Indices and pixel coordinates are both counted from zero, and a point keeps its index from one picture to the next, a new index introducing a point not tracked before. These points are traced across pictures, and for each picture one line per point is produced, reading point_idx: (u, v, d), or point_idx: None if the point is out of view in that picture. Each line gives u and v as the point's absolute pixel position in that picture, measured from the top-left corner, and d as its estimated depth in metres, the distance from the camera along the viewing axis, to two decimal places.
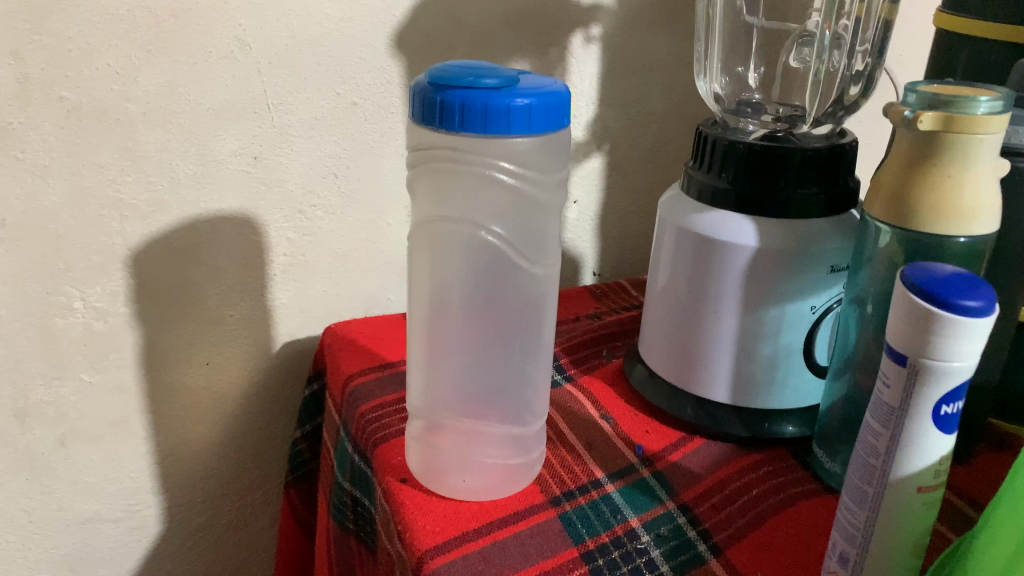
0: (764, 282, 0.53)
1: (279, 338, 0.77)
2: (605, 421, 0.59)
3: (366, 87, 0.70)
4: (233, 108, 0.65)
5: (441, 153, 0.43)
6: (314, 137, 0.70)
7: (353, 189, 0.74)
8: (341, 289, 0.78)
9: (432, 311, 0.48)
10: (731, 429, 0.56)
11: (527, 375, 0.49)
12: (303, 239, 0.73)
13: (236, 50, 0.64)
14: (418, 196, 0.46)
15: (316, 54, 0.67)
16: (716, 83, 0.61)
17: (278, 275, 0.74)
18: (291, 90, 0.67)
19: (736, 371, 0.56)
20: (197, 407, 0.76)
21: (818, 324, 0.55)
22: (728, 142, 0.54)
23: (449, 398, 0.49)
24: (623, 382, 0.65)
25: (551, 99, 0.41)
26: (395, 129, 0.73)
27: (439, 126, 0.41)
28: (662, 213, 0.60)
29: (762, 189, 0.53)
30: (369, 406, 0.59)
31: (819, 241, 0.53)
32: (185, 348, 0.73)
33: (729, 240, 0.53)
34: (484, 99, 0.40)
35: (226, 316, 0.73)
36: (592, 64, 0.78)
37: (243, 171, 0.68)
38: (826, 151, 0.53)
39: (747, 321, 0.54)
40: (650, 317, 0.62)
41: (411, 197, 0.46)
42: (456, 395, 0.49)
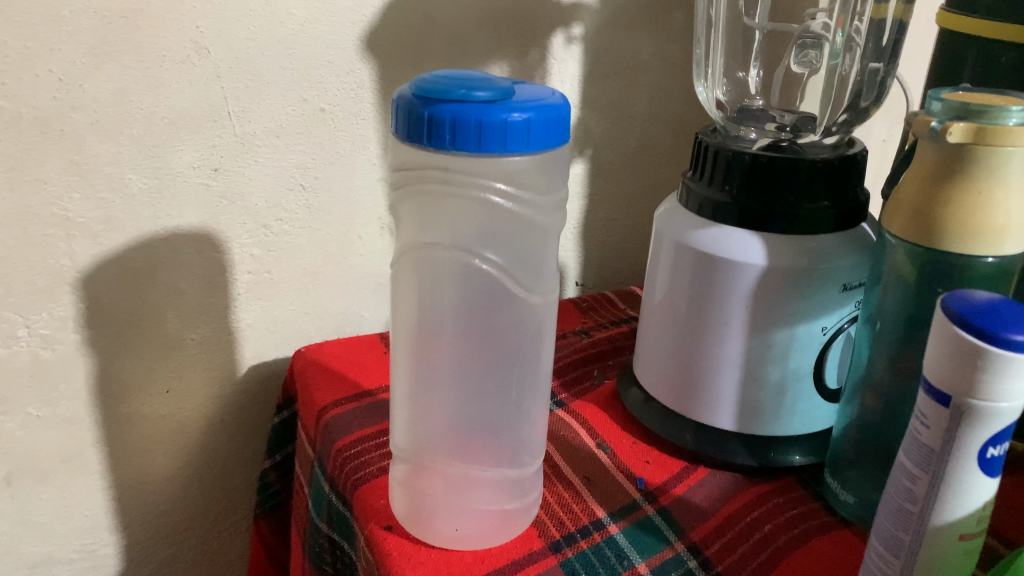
0: (773, 301, 0.49)
1: (244, 362, 0.71)
2: (602, 451, 0.55)
3: (334, 92, 0.65)
4: (191, 116, 0.60)
5: (428, 173, 0.39)
6: (279, 147, 0.65)
7: (322, 200, 0.69)
8: (311, 308, 0.73)
9: (418, 345, 0.43)
10: (738, 459, 0.53)
11: (523, 411, 0.45)
12: (269, 255, 0.68)
13: (193, 54, 0.58)
14: (402, 220, 0.41)
15: (281, 58, 0.62)
16: (717, 90, 0.58)
17: (242, 294, 0.69)
18: (254, 97, 0.62)
19: (742, 397, 0.52)
20: (158, 438, 0.70)
21: (829, 346, 0.51)
22: (732, 152, 0.50)
23: (438, 439, 0.45)
24: (617, 406, 0.61)
25: (551, 113, 0.37)
26: (367, 136, 0.68)
27: (428, 144, 0.37)
28: (658, 227, 0.56)
29: (770, 203, 0.49)
30: (347, 441, 0.55)
31: (831, 258, 0.49)
32: (142, 376, 0.67)
33: (733, 257, 0.49)
34: (477, 114, 0.36)
35: (187, 339, 0.68)
36: (574, 65, 0.74)
37: (202, 184, 0.63)
38: (837, 161, 0.49)
39: (754, 343, 0.51)
40: (646, 337, 0.58)
41: (396, 222, 0.42)
42: (446, 435, 0.45)
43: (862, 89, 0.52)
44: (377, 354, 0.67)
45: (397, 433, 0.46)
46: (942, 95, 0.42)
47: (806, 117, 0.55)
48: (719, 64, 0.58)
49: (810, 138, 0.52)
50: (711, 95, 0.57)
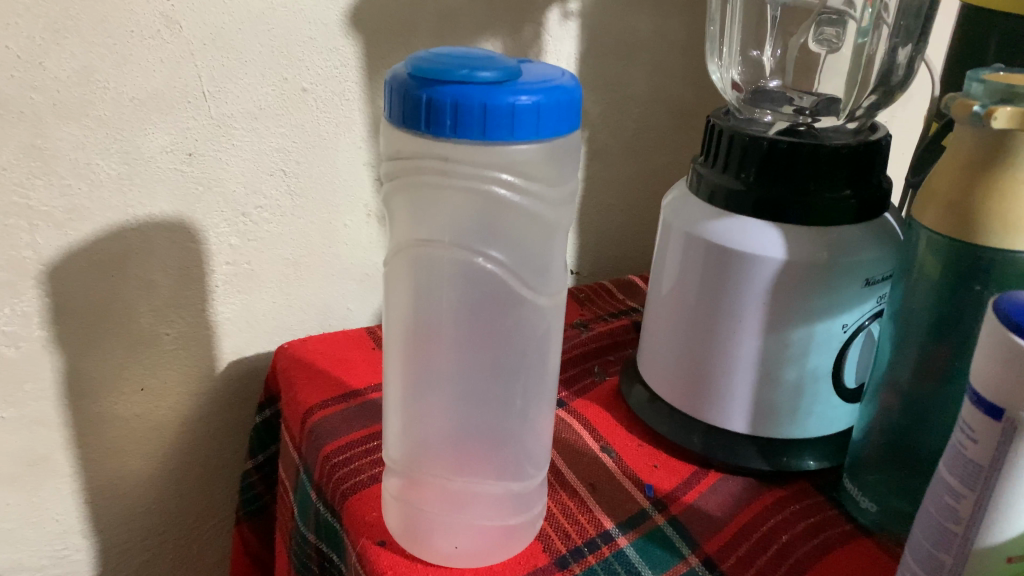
0: (793, 297, 0.46)
1: (223, 358, 0.67)
2: (606, 455, 0.52)
3: (317, 71, 0.61)
4: (163, 97, 0.56)
5: (426, 163, 0.35)
6: (258, 130, 0.60)
7: (304, 186, 0.64)
8: (293, 300, 0.69)
9: (415, 349, 0.40)
10: (752, 464, 0.50)
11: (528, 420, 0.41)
12: (248, 245, 0.64)
13: (163, 29, 0.54)
14: (397, 216, 0.38)
15: (259, 34, 0.57)
16: (733, 69, 0.55)
17: (220, 286, 0.64)
18: (231, 76, 0.57)
19: (756, 398, 0.49)
20: (132, 439, 0.66)
21: (849, 344, 0.48)
22: (750, 138, 0.46)
23: (436, 451, 0.41)
24: (621, 406, 0.58)
25: (562, 96, 0.34)
26: (352, 119, 0.64)
27: (426, 131, 0.33)
28: (666, 216, 0.53)
29: (790, 193, 0.46)
30: (334, 447, 0.51)
31: (854, 251, 0.46)
32: (114, 374, 0.63)
33: (749, 250, 0.46)
34: (482, 97, 0.32)
35: (162, 335, 0.64)
36: (570, 42, 0.70)
37: (175, 170, 0.58)
38: (862, 148, 0.46)
39: (770, 342, 0.47)
40: (652, 333, 0.55)
41: (391, 216, 0.38)
42: (444, 447, 0.41)
43: (889, 75, 0.48)
44: (364, 350, 0.63)
45: (391, 444, 0.43)
46: (982, 76, 0.39)
47: (827, 99, 0.51)
48: (734, 43, 0.54)
49: (830, 123, 0.48)
50: (728, 75, 0.54)
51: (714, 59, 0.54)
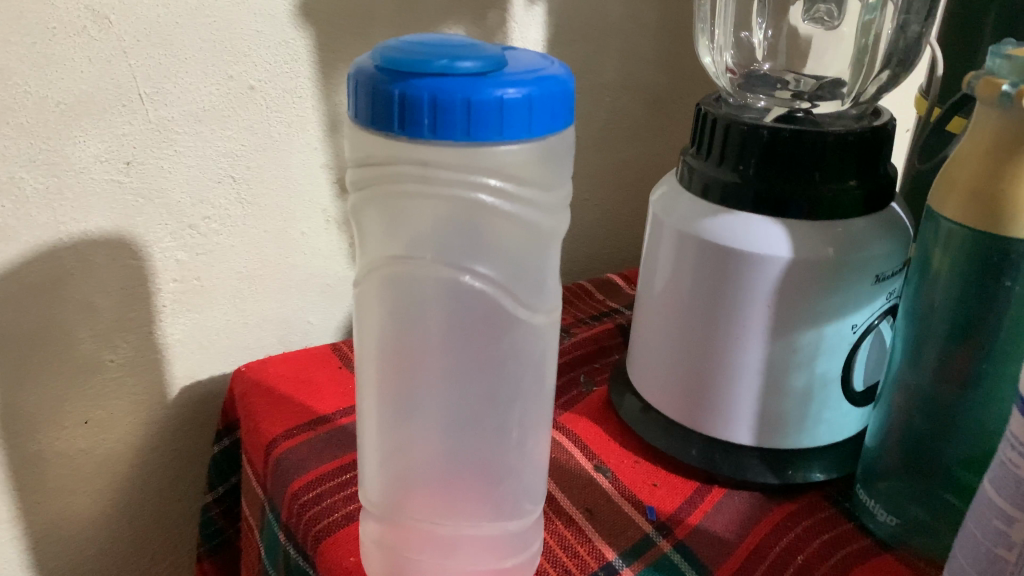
0: (800, 299, 0.42)
1: (175, 383, 0.62)
2: (602, 475, 0.48)
3: (265, 68, 0.55)
4: (94, 100, 0.50)
5: (402, 169, 0.31)
6: (203, 134, 0.55)
7: (257, 194, 0.59)
8: (249, 317, 0.63)
9: (396, 378, 0.36)
10: (759, 478, 0.46)
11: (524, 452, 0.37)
12: (197, 260, 0.58)
13: (90, 25, 0.48)
14: (368, 231, 0.34)
15: (200, 27, 0.52)
16: (726, 52, 0.51)
17: (168, 305, 0.59)
18: (170, 75, 0.52)
19: (762, 408, 0.45)
20: (78, 478, 0.60)
21: (859, 345, 0.45)
22: (748, 126, 0.43)
23: (423, 490, 0.37)
24: (612, 418, 0.54)
25: (556, 87, 0.30)
26: (306, 118, 0.59)
27: (400, 131, 0.29)
28: (656, 213, 0.49)
29: (793, 184, 0.42)
30: (303, 483, 0.46)
31: (864, 246, 0.42)
32: (54, 408, 0.57)
33: (752, 249, 0.42)
34: (464, 91, 0.28)
35: (106, 362, 0.58)
36: (537, 29, 0.65)
37: (112, 181, 0.53)
38: (869, 134, 0.42)
39: (776, 348, 0.44)
40: (642, 339, 0.51)
41: (365, 229, 0.34)
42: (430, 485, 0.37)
43: (898, 56, 0.44)
44: (330, 368, 0.58)
45: (370, 483, 0.38)
46: (1007, 51, 0.36)
47: (831, 82, 0.48)
48: (725, 24, 0.51)
49: (832, 109, 0.45)
50: (720, 60, 0.51)
51: (702, 41, 0.51)
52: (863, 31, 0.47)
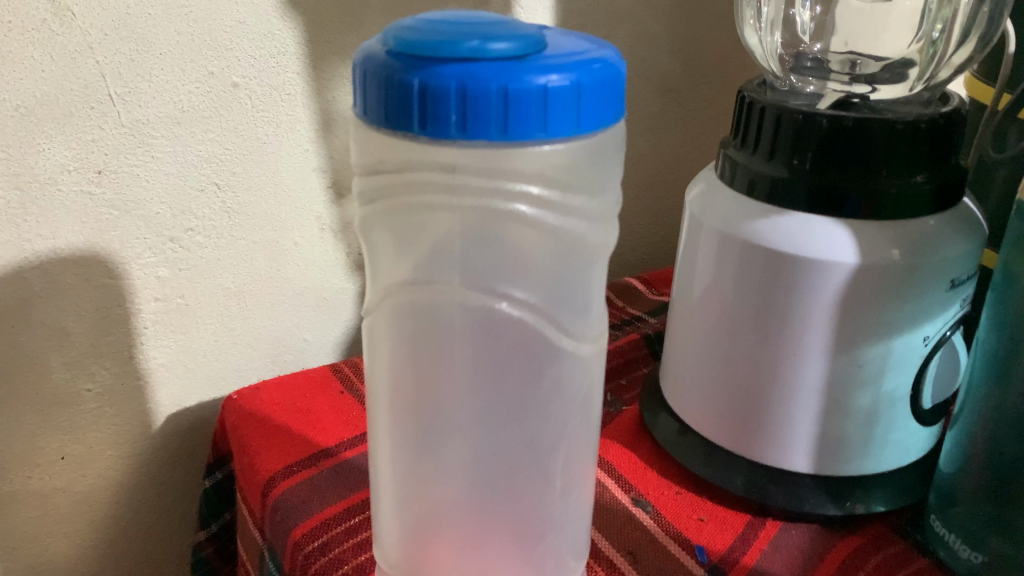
0: (863, 310, 0.37)
1: (160, 412, 0.56)
2: (641, 509, 0.43)
3: (249, 62, 0.50)
4: (58, 102, 0.44)
5: (425, 179, 0.27)
6: (182, 138, 0.49)
7: (243, 202, 0.53)
8: (239, 337, 0.57)
9: (416, 418, 0.31)
10: (818, 509, 0.41)
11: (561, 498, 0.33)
12: (180, 276, 0.53)
13: (51, 18, 0.43)
14: (381, 249, 0.30)
15: (174, 18, 0.46)
16: (773, 33, 0.46)
17: (149, 327, 0.53)
18: (143, 72, 0.46)
19: (821, 431, 0.40)
20: (55, 519, 0.55)
21: (930, 359, 0.40)
22: (803, 115, 0.37)
23: (453, 544, 0.33)
24: (646, 442, 0.48)
25: (607, 72, 0.25)
26: (296, 117, 0.53)
27: (421, 130, 0.23)
28: (694, 213, 0.44)
29: (854, 179, 0.37)
30: (306, 530, 0.41)
31: (937, 247, 0.37)
32: (25, 446, 0.51)
33: (814, 254, 0.37)
34: (499, 79, 0.23)
35: (82, 393, 0.52)
36: (544, 15, 0.60)
37: (82, 193, 0.47)
38: (942, 121, 0.37)
39: (838, 365, 0.39)
40: (677, 354, 0.46)
41: (384, 244, 0.30)
42: (458, 540, 0.33)
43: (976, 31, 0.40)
44: (332, 394, 0.53)
45: (387, 535, 0.34)
46: None
47: (899, 64, 0.43)
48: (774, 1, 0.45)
49: (894, 95, 0.40)
50: (768, 41, 0.45)
51: (747, 20, 0.46)
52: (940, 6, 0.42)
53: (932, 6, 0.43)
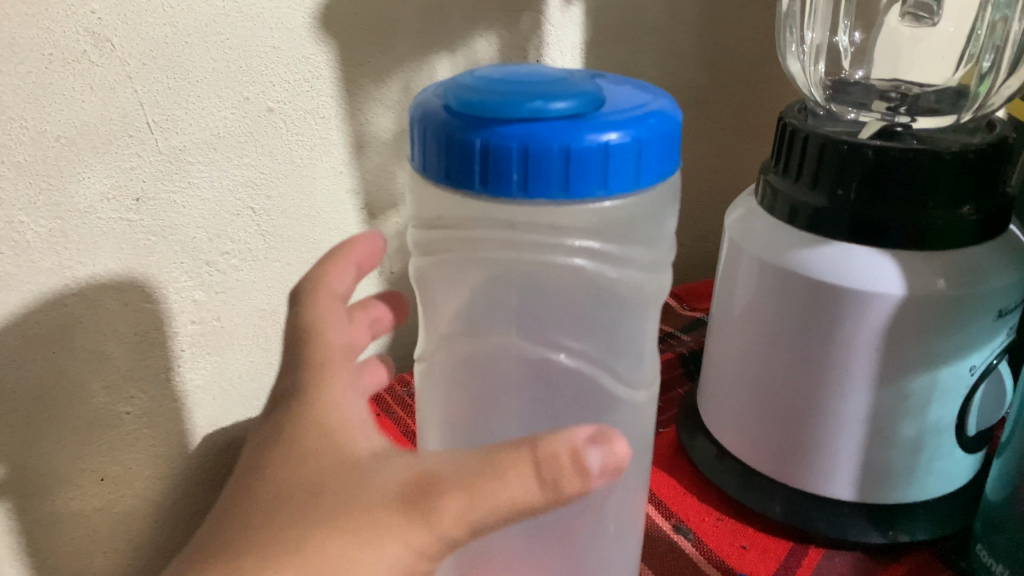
0: (908, 342, 0.37)
1: (197, 431, 0.56)
2: (682, 537, 0.43)
3: (284, 87, 0.50)
4: (97, 132, 0.45)
5: (484, 240, 0.32)
6: (219, 163, 0.49)
7: (277, 224, 0.54)
8: (274, 357, 0.58)
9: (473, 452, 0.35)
10: (862, 537, 0.41)
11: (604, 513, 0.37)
12: (217, 298, 0.53)
13: (91, 49, 0.43)
14: (443, 290, 0.34)
15: (212, 46, 0.46)
16: (815, 63, 0.47)
17: (186, 349, 0.53)
18: (181, 100, 0.47)
19: (865, 460, 0.40)
20: (96, 538, 0.55)
21: (976, 388, 0.40)
22: (849, 145, 0.37)
23: (506, 560, 0.37)
24: (684, 465, 0.49)
25: (663, 126, 0.26)
26: (331, 139, 0.53)
27: (482, 188, 0.26)
28: (734, 237, 0.43)
29: (898, 211, 0.37)
30: None
31: (983, 277, 0.37)
32: (66, 469, 0.52)
33: (860, 284, 0.37)
34: (561, 139, 0.25)
35: (121, 415, 0.52)
36: (574, 31, 0.60)
37: (120, 220, 0.47)
38: (990, 151, 0.37)
39: (884, 396, 0.39)
40: (716, 378, 0.46)
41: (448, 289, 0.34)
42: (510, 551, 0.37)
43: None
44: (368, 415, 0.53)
45: None
46: None
47: (951, 92, 0.43)
48: (816, 29, 0.47)
49: (937, 125, 0.40)
50: (810, 69, 0.46)
51: (788, 46, 0.46)
52: (989, 32, 0.42)
53: (980, 33, 0.43)
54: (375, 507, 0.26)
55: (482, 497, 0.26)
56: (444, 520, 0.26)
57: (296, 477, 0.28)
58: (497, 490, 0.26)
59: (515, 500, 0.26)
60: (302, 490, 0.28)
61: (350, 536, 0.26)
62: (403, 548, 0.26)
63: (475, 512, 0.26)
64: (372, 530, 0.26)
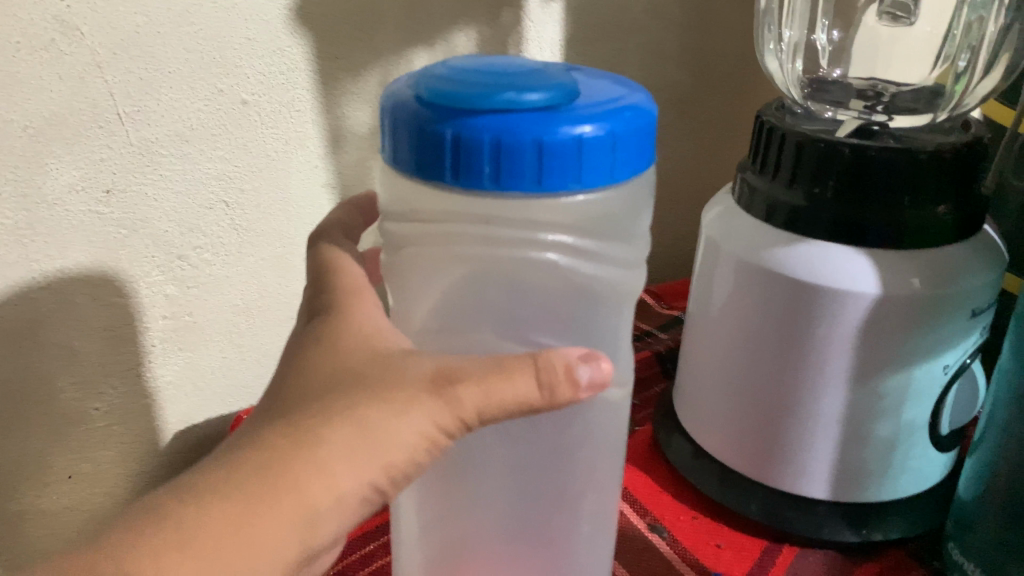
0: (883, 342, 0.37)
1: (168, 429, 0.56)
2: (658, 536, 0.43)
3: (258, 80, 0.49)
4: (66, 122, 0.44)
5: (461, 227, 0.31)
6: (191, 156, 0.49)
7: (250, 219, 0.53)
8: (247, 354, 0.57)
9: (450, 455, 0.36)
10: (837, 536, 0.41)
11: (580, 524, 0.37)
12: (189, 293, 0.52)
13: (59, 38, 0.42)
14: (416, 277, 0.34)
15: (184, 37, 0.46)
16: (793, 61, 0.47)
17: (158, 346, 0.52)
18: (152, 91, 0.46)
19: (840, 459, 0.40)
20: (64, 538, 0.54)
21: (949, 388, 0.40)
22: (826, 143, 0.37)
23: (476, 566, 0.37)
24: (661, 464, 0.48)
25: (638, 121, 0.26)
26: (306, 133, 0.53)
27: (454, 182, 0.25)
28: (713, 235, 0.43)
29: (875, 211, 0.37)
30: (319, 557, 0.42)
31: (958, 277, 0.37)
32: (34, 467, 0.50)
33: (837, 284, 0.37)
34: (535, 131, 0.24)
35: (91, 412, 0.52)
36: (555, 28, 0.60)
37: (89, 212, 0.46)
38: (965, 150, 0.37)
39: (859, 395, 0.39)
40: (693, 376, 0.46)
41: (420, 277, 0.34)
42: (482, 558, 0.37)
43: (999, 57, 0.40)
44: None
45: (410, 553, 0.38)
46: None
47: (926, 93, 0.44)
48: (794, 28, 0.47)
49: (912, 124, 0.40)
50: (788, 67, 0.46)
51: (766, 45, 0.46)
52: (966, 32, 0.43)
53: (957, 33, 0.44)
54: (411, 388, 0.30)
55: (493, 392, 0.30)
56: (466, 403, 0.30)
57: (339, 361, 0.32)
58: (502, 386, 0.30)
59: (515, 398, 0.30)
60: (338, 373, 0.31)
61: (380, 408, 0.30)
62: (430, 421, 0.30)
63: (486, 402, 0.30)
64: (395, 401, 0.30)
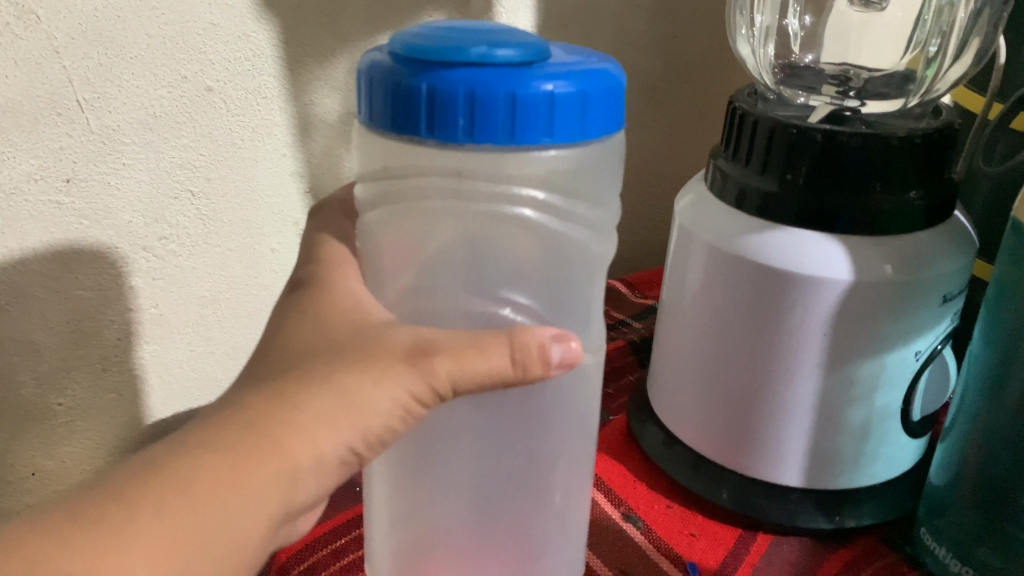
0: (855, 329, 0.37)
1: (134, 424, 0.54)
2: (632, 526, 0.43)
3: (224, 65, 0.48)
4: (23, 109, 0.42)
5: (432, 187, 0.31)
6: (155, 144, 0.47)
7: (217, 208, 0.52)
8: (215, 347, 0.56)
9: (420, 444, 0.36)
10: (810, 523, 0.41)
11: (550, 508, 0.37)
12: (155, 285, 0.51)
13: (14, 22, 0.41)
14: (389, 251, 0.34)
15: (146, 21, 0.44)
16: (764, 46, 0.46)
17: (123, 340, 0.51)
18: (113, 77, 0.44)
19: (814, 446, 0.40)
20: None
21: (921, 373, 0.40)
22: (798, 129, 0.37)
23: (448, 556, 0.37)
24: (635, 454, 0.48)
25: (608, 82, 0.27)
26: (273, 120, 0.51)
27: (428, 134, 0.26)
28: (685, 223, 0.43)
29: (847, 196, 0.37)
30: (291, 554, 0.41)
31: (929, 264, 0.37)
32: None
33: (810, 270, 0.37)
34: (509, 85, 0.25)
35: (53, 407, 0.50)
36: (526, 13, 0.59)
37: (50, 203, 0.45)
38: (936, 136, 0.37)
39: (831, 382, 0.39)
40: (667, 365, 0.46)
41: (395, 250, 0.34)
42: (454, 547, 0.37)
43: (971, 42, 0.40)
44: None
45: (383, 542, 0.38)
46: None
47: (897, 78, 0.43)
48: (765, 13, 0.47)
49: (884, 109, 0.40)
50: (760, 52, 0.46)
51: (739, 29, 0.46)
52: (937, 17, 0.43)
53: (928, 17, 0.44)
54: (387, 359, 0.30)
55: (469, 366, 0.30)
56: (441, 374, 0.30)
57: (318, 336, 0.31)
58: (477, 360, 0.30)
59: (492, 372, 0.30)
60: (314, 345, 0.31)
61: (355, 373, 0.30)
62: (405, 390, 0.30)
63: (460, 375, 0.30)
64: (370, 373, 0.30)
